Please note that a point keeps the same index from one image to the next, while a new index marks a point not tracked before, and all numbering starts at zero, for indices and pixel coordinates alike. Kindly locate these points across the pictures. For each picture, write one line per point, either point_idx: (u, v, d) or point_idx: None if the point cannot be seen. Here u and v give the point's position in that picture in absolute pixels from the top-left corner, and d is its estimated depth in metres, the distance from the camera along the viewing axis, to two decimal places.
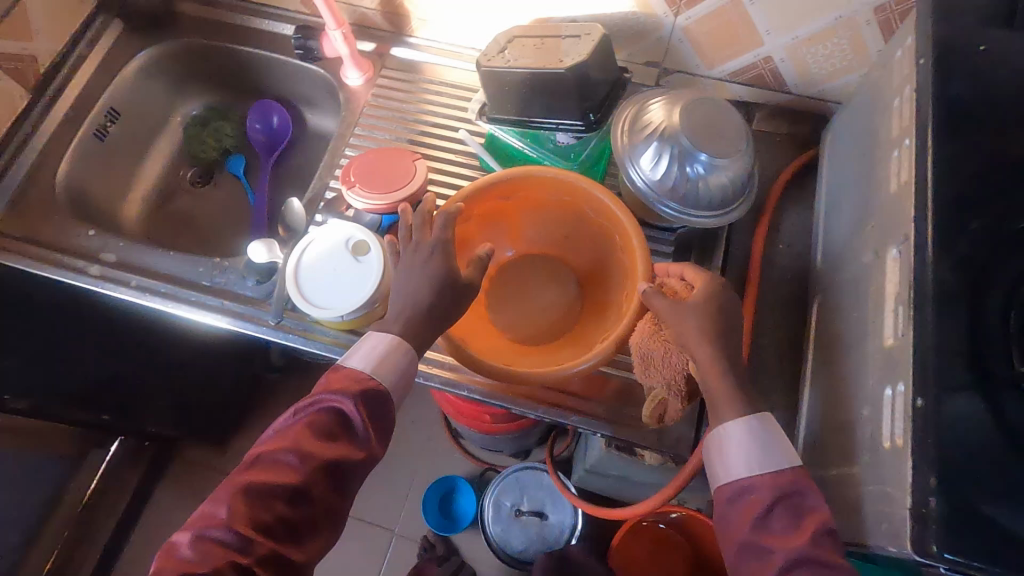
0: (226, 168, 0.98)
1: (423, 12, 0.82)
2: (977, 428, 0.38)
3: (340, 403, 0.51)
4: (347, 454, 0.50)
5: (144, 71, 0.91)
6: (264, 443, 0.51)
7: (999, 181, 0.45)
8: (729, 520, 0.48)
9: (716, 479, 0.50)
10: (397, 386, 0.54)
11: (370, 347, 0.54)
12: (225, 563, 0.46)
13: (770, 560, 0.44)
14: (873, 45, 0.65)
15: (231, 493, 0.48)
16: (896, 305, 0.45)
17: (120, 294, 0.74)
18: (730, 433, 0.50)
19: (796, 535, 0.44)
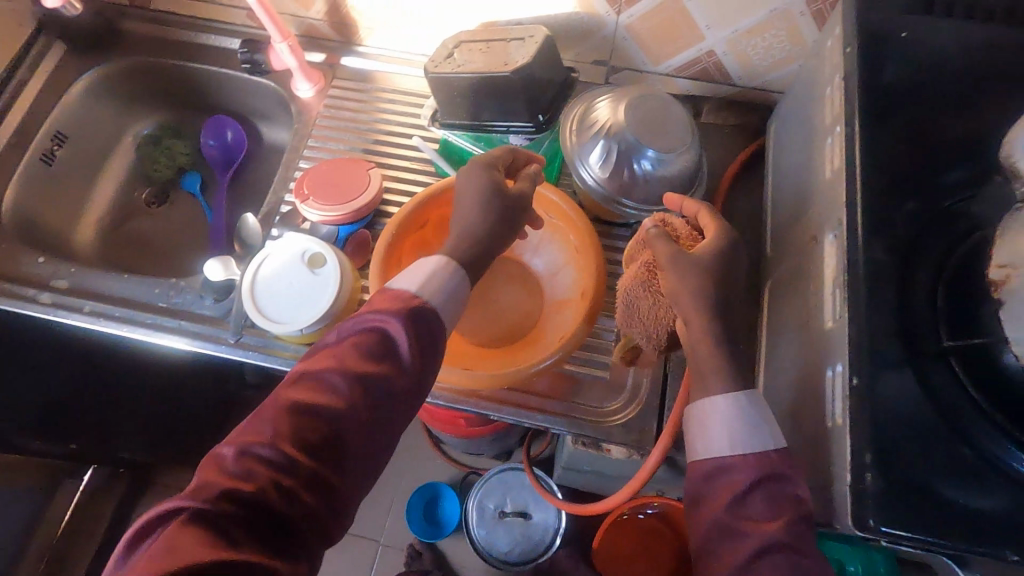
0: (182, 187, 0.96)
1: (370, 21, 0.82)
2: (903, 406, 0.41)
3: (386, 322, 0.49)
4: (394, 377, 0.47)
5: (90, 92, 0.89)
6: (307, 364, 0.48)
7: (913, 177, 0.48)
8: (706, 499, 0.46)
9: (697, 454, 0.49)
10: (445, 307, 0.52)
11: (417, 269, 0.53)
12: (270, 482, 0.41)
13: (742, 543, 0.42)
14: (809, 35, 0.67)
15: (279, 409, 0.44)
16: (833, 288, 0.46)
17: (73, 321, 0.72)
18: (720, 406, 0.48)
19: (771, 518, 0.42)
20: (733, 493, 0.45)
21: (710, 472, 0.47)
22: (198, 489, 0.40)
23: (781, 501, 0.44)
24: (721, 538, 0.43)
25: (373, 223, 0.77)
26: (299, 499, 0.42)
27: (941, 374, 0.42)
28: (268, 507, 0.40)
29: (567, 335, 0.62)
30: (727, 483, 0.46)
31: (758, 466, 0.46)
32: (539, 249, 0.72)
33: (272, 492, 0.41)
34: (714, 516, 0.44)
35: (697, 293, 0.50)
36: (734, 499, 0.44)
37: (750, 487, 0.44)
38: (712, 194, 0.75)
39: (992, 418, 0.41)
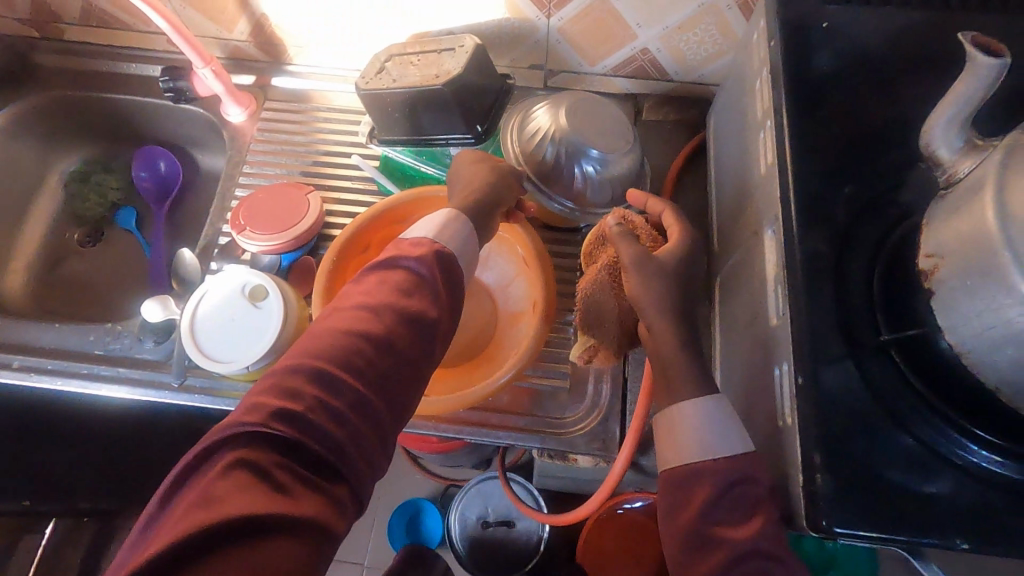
0: (117, 223, 0.92)
1: (297, 39, 0.79)
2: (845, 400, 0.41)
3: (413, 261, 0.48)
4: (427, 308, 0.46)
5: (6, 131, 0.85)
6: (335, 304, 0.47)
7: (842, 169, 0.49)
8: (678, 508, 0.44)
9: (666, 463, 0.46)
10: (462, 254, 0.53)
11: (429, 219, 0.53)
12: (317, 403, 0.39)
13: (712, 547, 0.41)
14: (738, 27, 0.67)
15: (315, 341, 0.43)
16: (775, 285, 0.46)
17: (3, 378, 0.68)
18: (689, 412, 0.46)
19: (740, 519, 0.41)
20: (705, 500, 0.42)
21: (681, 480, 0.45)
22: (245, 414, 0.38)
23: (753, 505, 0.42)
24: (696, 549, 0.42)
25: (317, 248, 0.74)
26: (347, 424, 0.40)
27: (882, 363, 0.43)
28: (319, 429, 0.38)
29: (519, 352, 0.60)
30: (700, 491, 0.43)
31: (730, 472, 0.43)
32: (488, 263, 0.70)
33: (319, 415, 0.39)
34: (687, 525, 0.42)
35: (646, 293, 0.48)
36: (708, 506, 0.42)
37: (722, 493, 0.42)
38: (658, 192, 0.75)
39: (935, 405, 0.41)
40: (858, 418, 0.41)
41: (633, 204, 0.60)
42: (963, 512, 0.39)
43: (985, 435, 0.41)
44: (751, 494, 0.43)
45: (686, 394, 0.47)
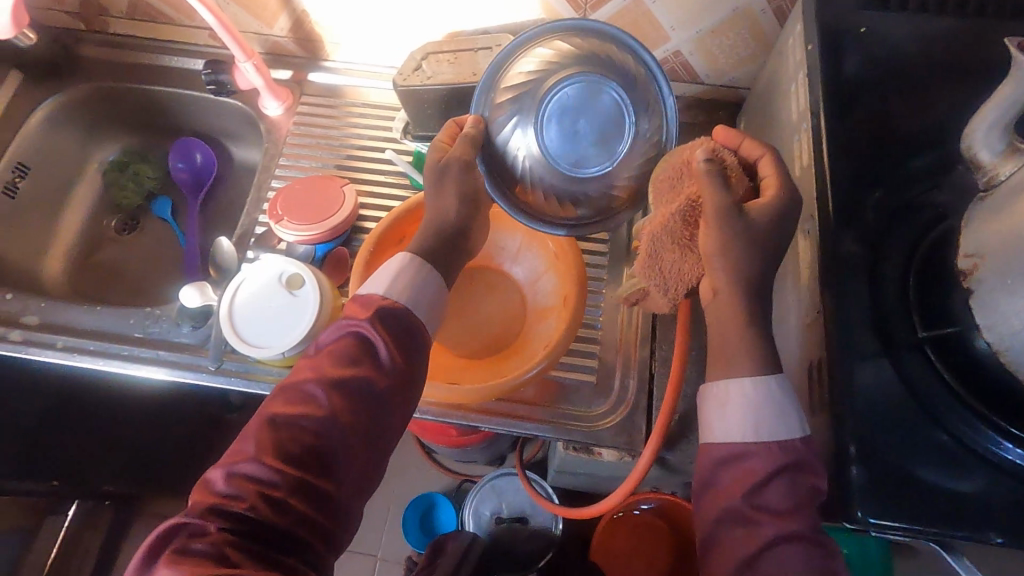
0: (153, 212, 0.94)
1: (334, 36, 0.81)
2: (880, 394, 0.43)
3: (359, 325, 0.51)
4: (371, 378, 0.49)
5: (51, 119, 0.87)
6: (286, 380, 0.50)
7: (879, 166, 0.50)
8: (714, 483, 0.43)
9: (710, 437, 0.45)
10: (418, 304, 0.54)
11: (386, 270, 0.55)
12: (257, 495, 0.43)
13: (756, 533, 0.40)
14: (772, 31, 0.68)
15: (258, 427, 0.47)
16: (808, 284, 0.47)
17: (47, 357, 0.70)
18: (748, 391, 0.44)
19: (787, 509, 0.40)
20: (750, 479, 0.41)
21: (727, 457, 0.43)
22: (190, 511, 0.43)
23: (803, 496, 0.40)
24: (731, 525, 0.41)
25: (351, 239, 0.76)
26: (289, 510, 0.43)
27: (916, 360, 0.44)
28: (260, 520, 0.43)
29: (551, 345, 0.61)
30: (743, 470, 0.42)
31: (775, 455, 0.42)
32: (518, 258, 0.71)
33: (260, 507, 0.43)
34: (727, 504, 0.41)
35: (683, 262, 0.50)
36: (752, 492, 0.41)
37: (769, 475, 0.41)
38: None
39: (971, 404, 0.42)
40: (891, 413, 0.42)
41: (722, 137, 0.51)
42: (993, 509, 0.40)
43: (1020, 433, 0.41)
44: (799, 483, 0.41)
45: (744, 377, 0.44)
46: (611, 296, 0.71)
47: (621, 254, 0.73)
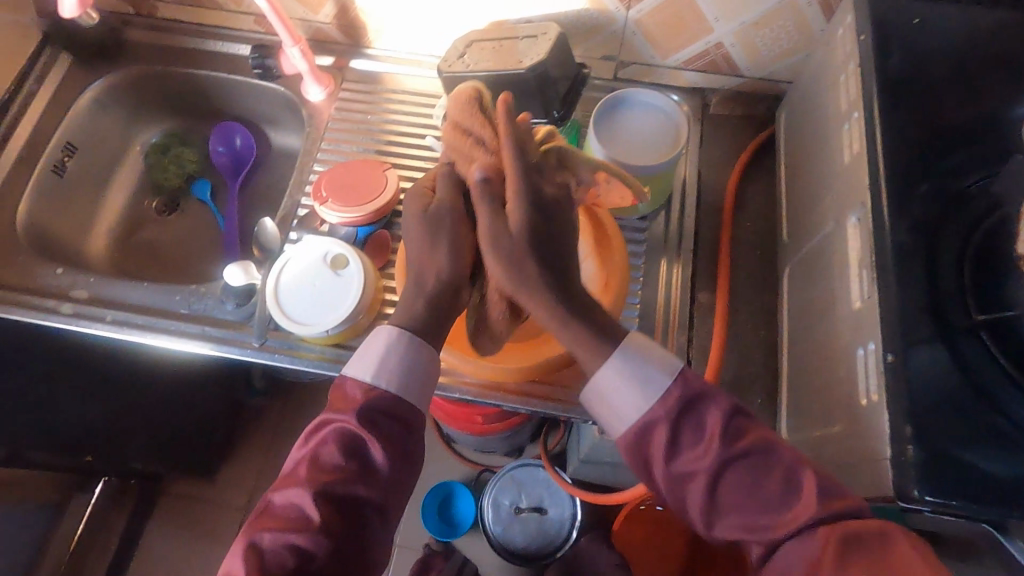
0: (192, 194, 0.96)
1: (378, 23, 0.82)
2: (938, 377, 0.43)
3: (345, 425, 0.50)
4: (360, 485, 0.49)
5: (99, 100, 0.89)
6: (275, 489, 0.50)
7: (935, 149, 0.50)
8: (647, 460, 0.49)
9: (619, 430, 0.50)
10: (409, 385, 0.52)
11: (372, 350, 0.52)
12: None
13: (694, 476, 0.47)
14: (816, 25, 0.68)
15: (244, 556, 0.47)
16: (860, 270, 0.48)
17: (96, 330, 0.72)
18: (611, 368, 0.49)
19: (703, 448, 0.47)
20: (665, 447, 0.48)
21: (637, 433, 0.49)
22: None
23: (711, 429, 0.47)
24: (683, 487, 0.48)
25: (391, 223, 0.77)
26: None
27: (972, 344, 0.44)
28: None
29: None
30: (656, 441, 0.48)
31: (673, 405, 0.48)
32: None
33: None
34: (665, 474, 0.48)
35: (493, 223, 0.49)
36: (669, 453, 0.48)
37: (675, 431, 0.48)
38: (726, 185, 0.77)
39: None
40: (945, 395, 0.43)
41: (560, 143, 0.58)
42: None
43: None
44: (701, 420, 0.48)
45: (604, 358, 0.50)
46: (649, 284, 0.71)
47: (661, 244, 0.73)
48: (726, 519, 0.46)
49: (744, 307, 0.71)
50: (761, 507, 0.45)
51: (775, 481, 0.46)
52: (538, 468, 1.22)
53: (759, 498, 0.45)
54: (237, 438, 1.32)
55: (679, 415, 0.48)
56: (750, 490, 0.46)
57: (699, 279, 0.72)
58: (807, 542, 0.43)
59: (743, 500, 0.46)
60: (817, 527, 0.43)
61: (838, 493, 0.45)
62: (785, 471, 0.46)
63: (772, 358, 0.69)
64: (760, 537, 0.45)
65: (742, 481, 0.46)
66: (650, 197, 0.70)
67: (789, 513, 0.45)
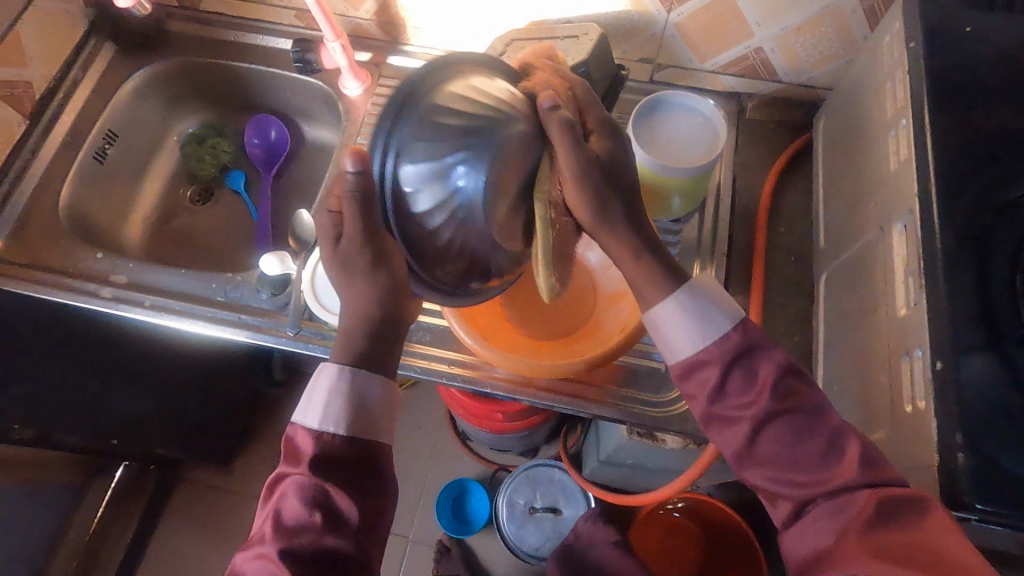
0: (226, 184, 0.98)
1: (417, 21, 0.83)
2: (992, 386, 0.43)
3: (302, 477, 0.47)
4: (330, 535, 0.46)
5: (140, 89, 0.91)
6: (245, 556, 0.48)
7: (991, 154, 0.49)
8: (691, 394, 0.51)
9: (670, 357, 0.52)
10: (369, 424, 0.50)
11: (318, 399, 0.50)
12: None
13: (738, 422, 0.49)
14: (860, 32, 0.68)
15: None
16: (906, 276, 0.49)
17: (135, 315, 0.74)
18: (671, 303, 0.52)
19: (752, 394, 0.48)
20: (713, 383, 0.50)
21: (683, 368, 0.52)
22: None
23: (765, 378, 0.48)
24: (723, 425, 0.50)
25: None
26: None
27: None
28: None
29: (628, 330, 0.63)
30: (704, 379, 0.50)
31: (726, 350, 0.50)
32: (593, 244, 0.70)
33: None
34: (710, 411, 0.50)
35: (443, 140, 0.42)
36: (715, 394, 0.50)
37: (727, 373, 0.49)
38: (762, 190, 0.77)
39: None
40: (997, 405, 0.43)
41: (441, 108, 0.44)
42: None
43: None
44: (754, 368, 0.49)
45: (664, 293, 0.52)
46: None
47: (695, 247, 0.73)
48: (762, 465, 0.48)
49: (780, 311, 0.71)
50: (798, 464, 0.46)
51: (817, 444, 0.46)
52: (553, 468, 1.21)
53: (797, 458, 0.46)
54: (256, 427, 1.34)
55: (734, 358, 0.50)
56: (792, 447, 0.46)
57: (733, 283, 0.72)
58: (845, 503, 0.44)
59: (783, 454, 0.47)
60: (859, 487, 0.43)
61: (879, 462, 0.45)
62: (830, 437, 0.46)
63: (806, 363, 0.69)
64: (795, 492, 0.46)
65: (786, 436, 0.47)
66: (684, 200, 0.70)
67: (826, 473, 0.45)
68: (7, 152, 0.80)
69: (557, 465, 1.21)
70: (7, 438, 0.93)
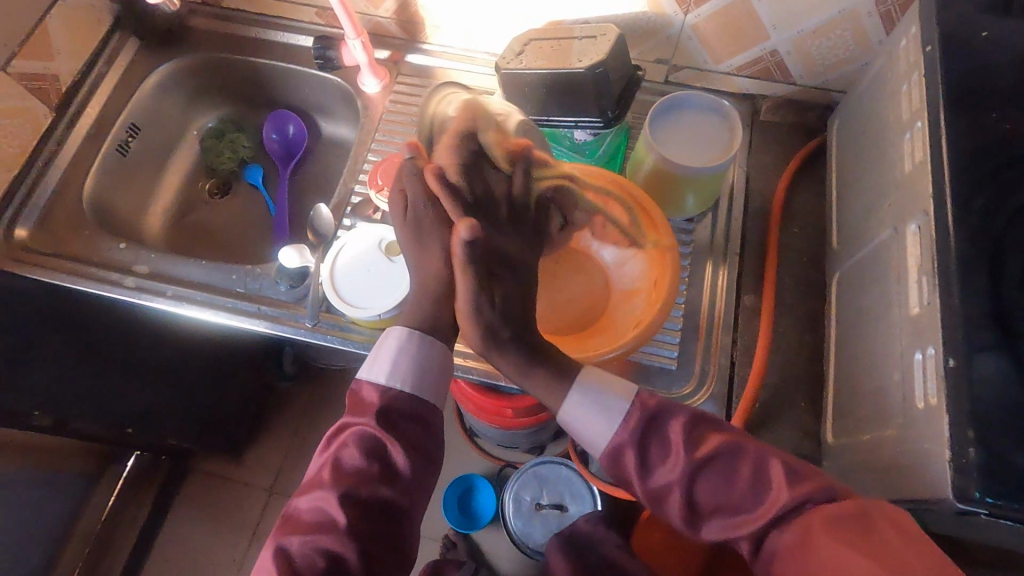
0: (244, 178, 0.99)
1: (436, 19, 0.84)
2: (1005, 382, 0.44)
3: (365, 428, 0.54)
4: (383, 483, 0.53)
5: (163, 83, 0.93)
6: (303, 494, 0.54)
7: (1008, 156, 0.50)
8: (626, 479, 0.54)
9: (597, 450, 0.55)
10: (429, 387, 0.57)
11: (388, 355, 0.56)
12: None
13: (673, 494, 0.51)
14: (875, 36, 0.69)
15: (278, 553, 0.51)
16: (919, 277, 0.50)
17: (157, 304, 0.75)
18: (572, 401, 0.56)
19: (671, 461, 0.52)
20: (636, 465, 0.53)
21: (610, 458, 0.54)
22: None
23: (675, 441, 0.52)
24: (663, 500, 0.52)
25: None
26: None
27: None
28: None
29: (642, 328, 0.64)
30: (629, 461, 0.53)
31: (637, 426, 0.54)
32: (608, 240, 0.72)
33: None
34: (645, 489, 0.53)
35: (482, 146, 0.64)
36: (644, 474, 0.53)
37: (643, 450, 0.53)
38: (775, 190, 0.78)
39: None
40: (1010, 401, 0.43)
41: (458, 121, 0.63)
42: None
43: None
44: (664, 433, 0.53)
45: (565, 390, 0.56)
46: (694, 285, 0.72)
47: (708, 246, 0.74)
48: (710, 520, 0.50)
49: (791, 311, 0.72)
50: (735, 506, 0.49)
51: (743, 480, 0.50)
52: (560, 465, 1.21)
53: (734, 498, 0.50)
54: (267, 419, 1.35)
55: (647, 427, 0.54)
56: (722, 491, 0.50)
57: (745, 282, 0.73)
58: (790, 529, 0.46)
59: (722, 500, 0.50)
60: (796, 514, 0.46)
61: (803, 476, 0.49)
62: (751, 468, 0.50)
63: (817, 362, 0.70)
64: (750, 530, 0.48)
65: (715, 484, 0.50)
66: (698, 200, 0.71)
67: (761, 507, 0.48)
68: (34, 144, 0.81)
69: (563, 462, 1.21)
70: (24, 425, 0.91)
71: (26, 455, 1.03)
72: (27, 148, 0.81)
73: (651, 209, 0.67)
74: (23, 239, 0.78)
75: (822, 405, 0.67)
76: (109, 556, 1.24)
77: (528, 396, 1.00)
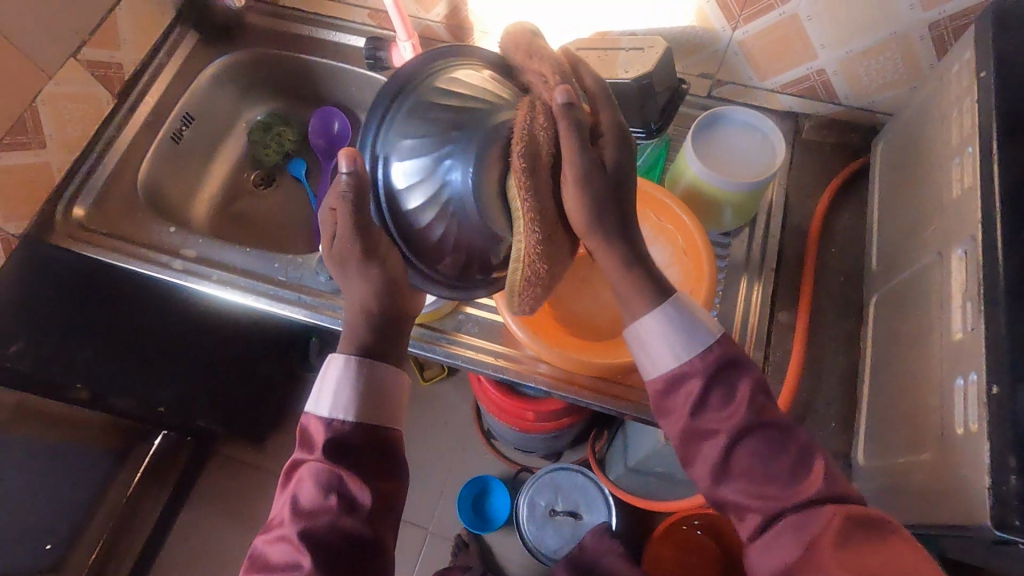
0: (288, 171, 1.02)
1: (485, 25, 0.85)
2: None
3: (316, 463, 0.51)
4: (344, 518, 0.50)
5: (218, 77, 0.96)
6: (267, 538, 0.52)
7: None
8: (671, 409, 0.54)
9: (653, 377, 0.55)
10: (383, 412, 0.54)
11: (331, 384, 0.53)
12: None
13: (716, 435, 0.51)
14: (925, 60, 0.69)
15: None
16: (964, 301, 0.50)
17: (202, 288, 0.78)
18: (657, 317, 0.54)
19: (731, 408, 0.51)
20: (693, 397, 0.52)
21: (666, 382, 0.54)
22: None
23: (742, 395, 0.52)
24: (699, 442, 0.52)
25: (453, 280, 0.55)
26: None
27: None
28: None
29: None
30: (685, 393, 0.53)
31: (707, 368, 0.53)
32: None
33: None
34: (689, 425, 0.52)
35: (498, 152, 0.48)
36: (694, 412, 0.52)
37: (706, 389, 0.52)
38: (814, 209, 0.78)
39: None
40: None
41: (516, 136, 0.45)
42: None
43: None
44: (734, 384, 0.53)
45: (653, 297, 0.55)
46: (728, 299, 0.72)
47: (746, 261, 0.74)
48: (737, 480, 0.50)
49: (825, 331, 0.72)
50: (770, 477, 0.49)
51: (789, 459, 0.50)
52: (577, 472, 1.20)
53: (769, 471, 0.49)
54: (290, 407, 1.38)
55: (712, 377, 0.53)
56: (765, 457, 0.50)
57: (781, 298, 0.73)
58: (812, 518, 0.46)
59: (757, 466, 0.50)
60: (826, 505, 0.46)
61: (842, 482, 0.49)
62: (800, 451, 0.50)
63: (849, 384, 0.69)
64: (768, 505, 0.49)
65: (759, 450, 0.50)
66: (735, 215, 0.71)
67: (797, 486, 0.48)
68: (95, 128, 0.85)
69: (580, 469, 1.20)
70: (64, 398, 0.93)
71: (65, 428, 1.06)
72: (89, 131, 0.84)
73: (664, 197, 0.70)
74: (79, 219, 0.81)
75: (854, 426, 0.66)
76: (131, 532, 1.26)
77: (550, 400, 1.01)
